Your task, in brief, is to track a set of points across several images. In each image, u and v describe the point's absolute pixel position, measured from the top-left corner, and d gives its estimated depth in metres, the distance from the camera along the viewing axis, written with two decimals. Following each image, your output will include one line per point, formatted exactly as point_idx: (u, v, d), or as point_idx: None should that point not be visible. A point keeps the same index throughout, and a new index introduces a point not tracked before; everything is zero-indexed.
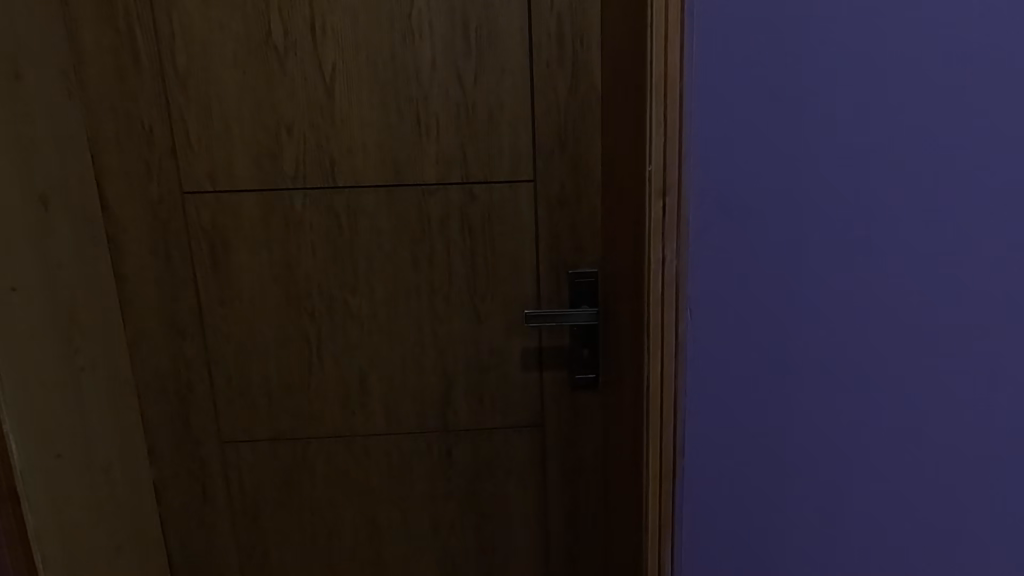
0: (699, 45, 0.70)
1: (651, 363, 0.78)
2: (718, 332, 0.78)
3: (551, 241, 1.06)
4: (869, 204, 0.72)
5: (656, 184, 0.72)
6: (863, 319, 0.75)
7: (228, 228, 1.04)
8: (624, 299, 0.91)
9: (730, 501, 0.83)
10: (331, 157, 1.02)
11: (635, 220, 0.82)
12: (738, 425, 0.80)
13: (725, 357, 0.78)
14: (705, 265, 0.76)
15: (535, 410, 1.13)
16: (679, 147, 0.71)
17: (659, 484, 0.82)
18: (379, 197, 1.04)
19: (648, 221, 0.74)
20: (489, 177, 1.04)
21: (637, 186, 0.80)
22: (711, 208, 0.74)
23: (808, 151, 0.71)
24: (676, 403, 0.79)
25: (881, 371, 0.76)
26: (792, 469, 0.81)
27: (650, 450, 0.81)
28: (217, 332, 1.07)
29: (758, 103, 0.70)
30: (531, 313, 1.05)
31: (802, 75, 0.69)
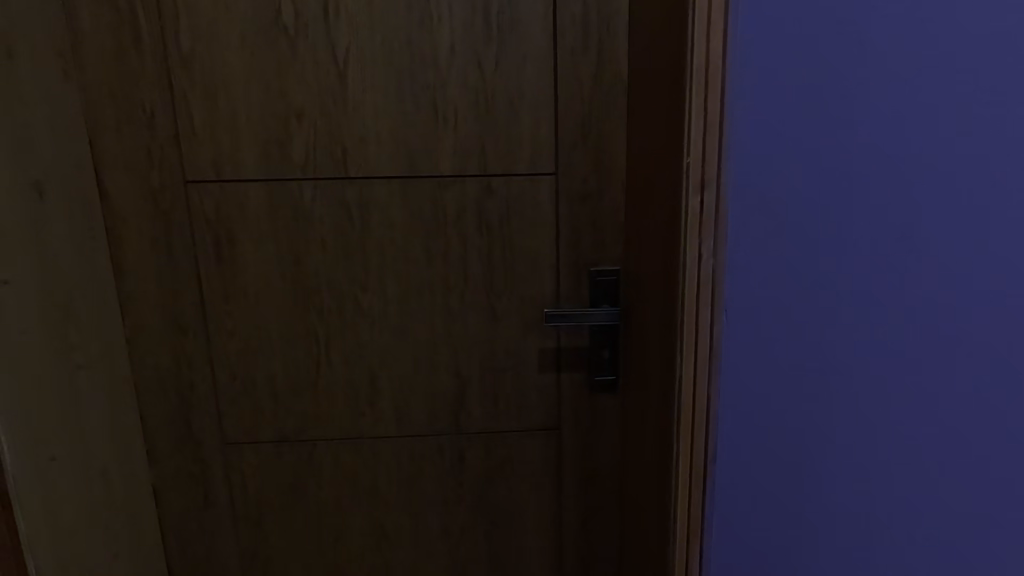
0: (740, 49, 0.74)
1: (683, 367, 0.77)
2: (754, 322, 0.81)
3: (572, 237, 1.02)
4: (913, 200, 0.72)
5: (695, 179, 0.71)
6: (902, 315, 0.76)
7: (233, 219, 0.99)
8: (647, 301, 0.89)
9: (760, 488, 0.85)
10: (343, 147, 0.97)
11: (666, 216, 0.79)
12: (770, 414, 0.83)
13: (760, 347, 0.81)
14: (739, 271, 0.79)
15: (551, 413, 1.09)
16: (719, 145, 0.70)
17: (688, 486, 0.80)
18: (392, 189, 0.99)
19: (686, 217, 0.72)
20: (508, 169, 0.99)
21: (669, 181, 0.77)
22: (750, 202, 0.77)
23: (851, 149, 0.73)
24: (708, 405, 0.78)
25: (922, 369, 0.76)
26: (829, 476, 0.82)
27: (681, 451, 0.79)
28: (221, 328, 1.02)
29: (802, 103, 0.73)
30: (550, 313, 1.00)
31: (845, 92, 0.72)
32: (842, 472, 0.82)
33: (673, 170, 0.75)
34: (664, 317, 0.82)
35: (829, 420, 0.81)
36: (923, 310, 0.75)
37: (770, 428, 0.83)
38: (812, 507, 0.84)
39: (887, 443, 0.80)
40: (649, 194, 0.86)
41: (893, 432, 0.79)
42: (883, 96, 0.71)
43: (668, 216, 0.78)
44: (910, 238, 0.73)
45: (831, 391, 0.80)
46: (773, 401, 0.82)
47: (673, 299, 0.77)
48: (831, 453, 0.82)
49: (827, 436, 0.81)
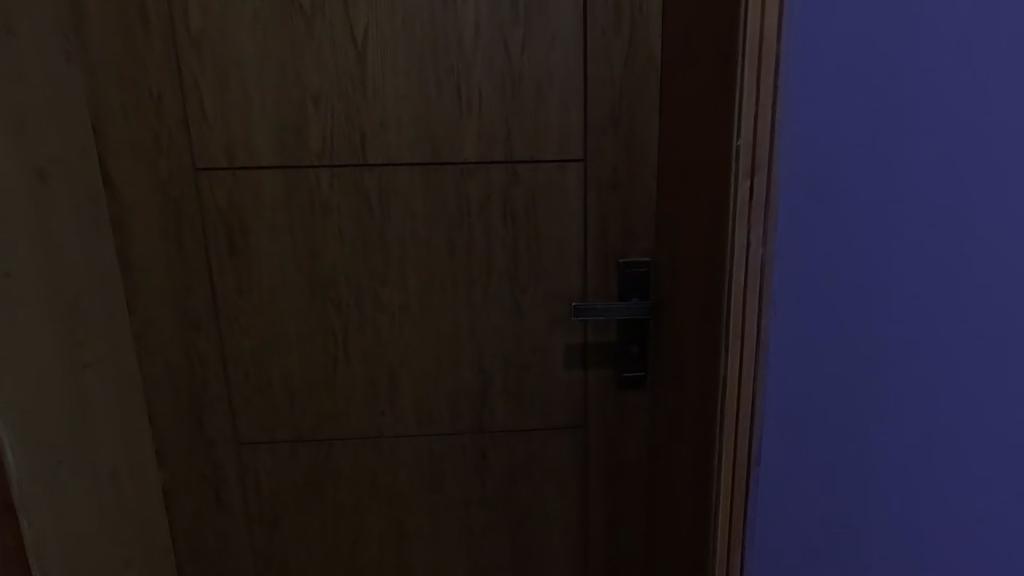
0: (800, 24, 0.69)
1: (727, 365, 0.73)
2: (802, 315, 0.76)
3: (600, 228, 0.98)
4: (960, 191, 0.73)
5: (745, 165, 0.67)
6: (945, 303, 0.76)
7: (246, 209, 0.94)
8: (685, 297, 0.85)
9: (804, 485, 0.82)
10: (362, 133, 0.92)
11: (709, 206, 0.75)
12: (816, 410, 0.79)
13: (808, 342, 0.77)
14: (788, 261, 0.75)
15: (577, 410, 1.05)
16: (771, 130, 0.67)
17: (732, 485, 0.77)
18: (413, 178, 0.94)
19: (735, 205, 0.68)
20: (534, 156, 0.95)
21: (714, 168, 0.73)
22: (801, 189, 0.73)
23: (904, 136, 0.71)
24: (754, 401, 0.74)
25: (962, 357, 0.78)
26: (868, 469, 0.82)
27: (723, 451, 0.76)
28: (233, 324, 0.98)
29: (858, 86, 0.70)
30: (579, 307, 0.96)
31: (900, 73, 0.70)
32: (884, 461, 0.82)
33: (719, 156, 0.71)
34: (704, 313, 0.78)
35: (874, 411, 0.80)
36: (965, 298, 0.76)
37: (816, 425, 0.80)
38: (853, 500, 0.83)
39: (927, 431, 0.80)
40: (689, 183, 0.82)
41: (933, 420, 0.80)
42: (938, 83, 0.70)
43: (711, 205, 0.74)
44: (956, 228, 0.74)
45: (878, 383, 0.79)
46: (820, 397, 0.79)
47: (717, 294, 0.73)
48: (875, 446, 0.81)
49: (871, 428, 0.80)
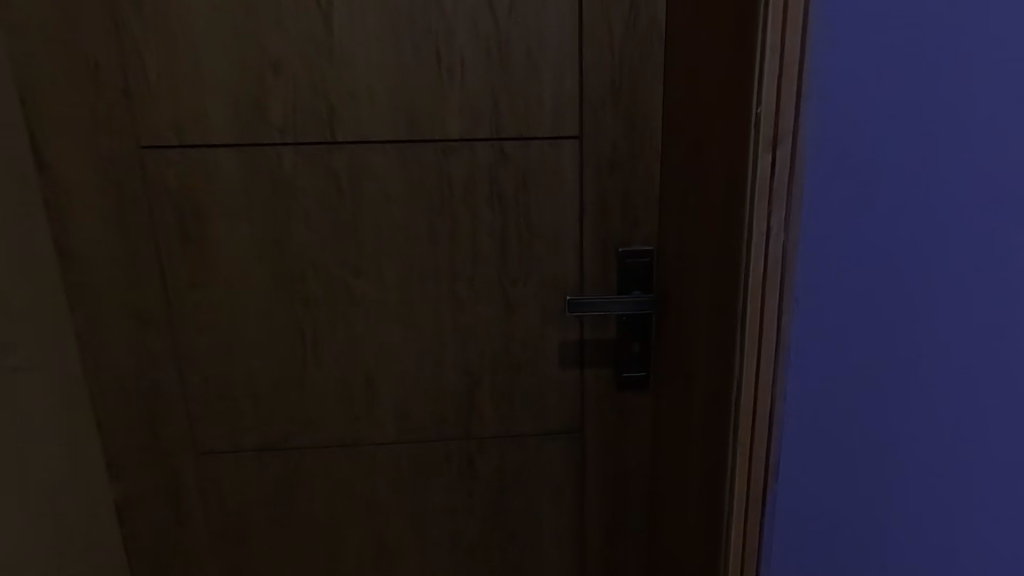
0: None
1: (744, 367, 0.64)
2: (827, 309, 0.67)
3: (598, 213, 0.88)
4: (1006, 165, 0.64)
5: (767, 135, 0.58)
6: (986, 293, 0.67)
7: (200, 193, 0.83)
8: (693, 289, 0.76)
9: (827, 498, 0.73)
10: (330, 106, 0.82)
11: (722, 184, 0.65)
12: (840, 414, 0.71)
13: (833, 339, 0.68)
14: (814, 248, 0.65)
15: (573, 413, 0.96)
16: (798, 93, 0.58)
17: (748, 498, 0.69)
18: (389, 157, 0.84)
19: (754, 183, 0.59)
20: (524, 133, 0.85)
21: (728, 141, 0.64)
22: (829, 164, 0.63)
23: (947, 101, 0.62)
24: (773, 406, 0.66)
25: (1001, 353, 0.69)
26: (896, 478, 0.74)
27: (738, 461, 0.67)
28: (189, 321, 0.88)
29: (896, 42, 0.60)
30: (575, 301, 0.87)
31: (943, 27, 0.60)
32: (913, 470, 0.73)
33: (734, 126, 0.62)
34: (716, 307, 0.69)
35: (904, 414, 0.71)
36: (1008, 287, 0.67)
37: (840, 430, 0.71)
38: (878, 511, 0.75)
39: (961, 436, 0.72)
40: (698, 160, 0.72)
41: (967, 423, 0.72)
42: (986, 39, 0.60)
43: (725, 184, 0.65)
44: (1002, 207, 0.65)
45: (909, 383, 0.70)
46: (844, 400, 0.70)
47: (731, 286, 0.64)
48: (903, 452, 0.73)
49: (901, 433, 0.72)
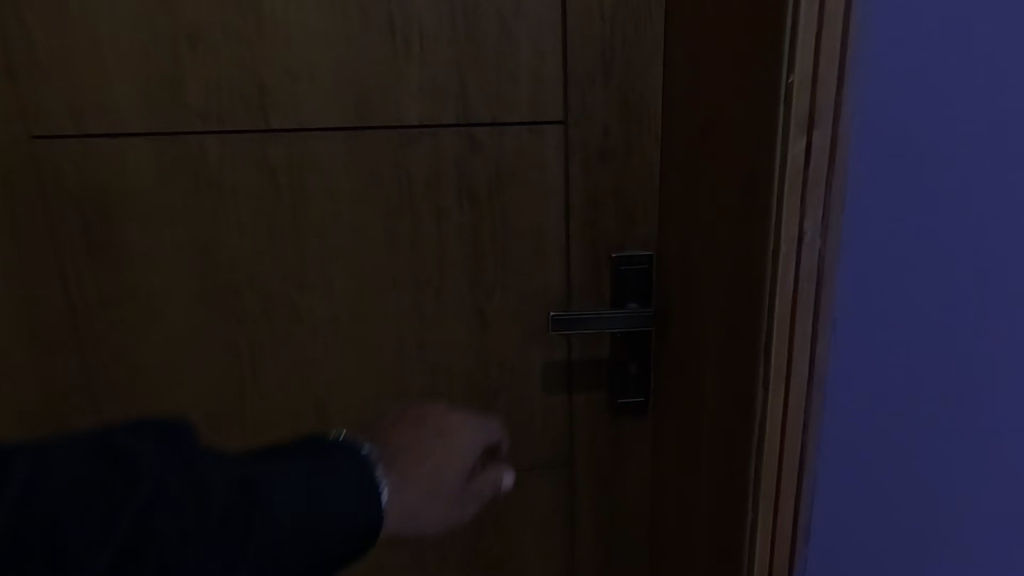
0: None
1: (770, 407, 0.52)
2: (880, 330, 0.53)
3: (587, 212, 0.74)
4: None
5: (800, 118, 0.45)
6: None
7: (106, 192, 0.69)
8: (701, 306, 0.63)
9: (875, 559, 0.60)
10: (261, 85, 0.67)
11: (738, 181, 0.52)
12: (895, 458, 0.56)
13: (887, 368, 0.54)
14: (864, 254, 0.51)
15: (559, 445, 0.83)
16: (840, 62, 0.45)
17: (771, 555, 0.57)
18: (335, 147, 0.70)
19: (784, 180, 0.46)
20: (496, 116, 0.71)
21: (745, 126, 0.51)
22: (883, 145, 0.49)
23: None
24: (804, 447, 0.54)
25: None
26: (964, 535, 0.59)
27: (760, 514, 0.55)
28: (102, 345, 0.74)
29: None
30: (560, 317, 0.73)
31: None
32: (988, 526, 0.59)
33: (754, 108, 0.49)
34: (730, 333, 0.56)
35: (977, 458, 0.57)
36: None
37: (894, 479, 0.57)
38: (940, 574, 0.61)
39: None
40: (706, 150, 0.59)
41: None
42: None
43: (742, 181, 0.52)
44: None
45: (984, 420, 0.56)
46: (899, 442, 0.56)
47: (750, 308, 0.51)
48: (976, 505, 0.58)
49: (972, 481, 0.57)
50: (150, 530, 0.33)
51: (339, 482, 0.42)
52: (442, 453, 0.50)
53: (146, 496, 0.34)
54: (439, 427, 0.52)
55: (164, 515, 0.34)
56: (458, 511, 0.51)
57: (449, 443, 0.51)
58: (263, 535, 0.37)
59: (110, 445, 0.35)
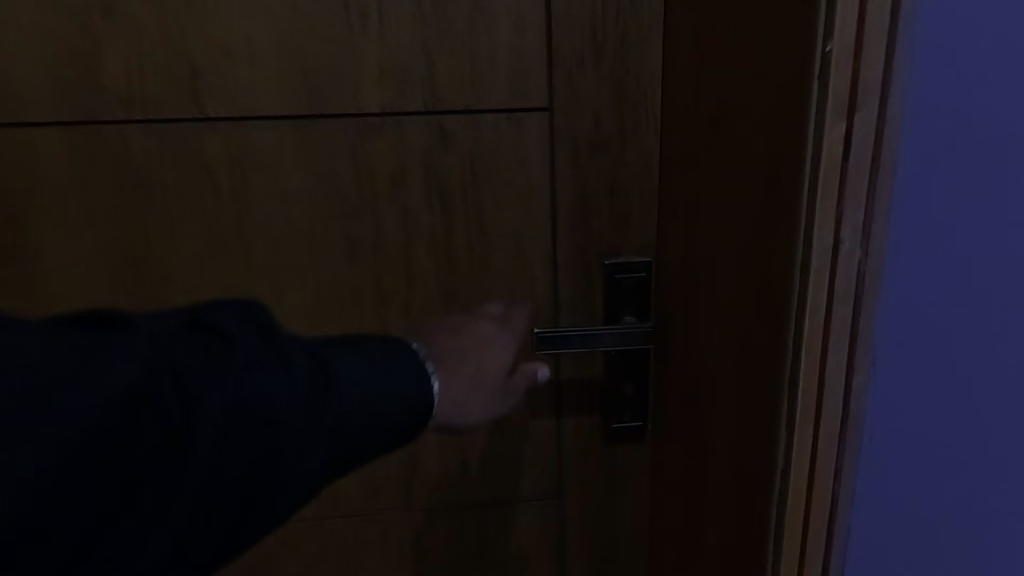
0: None
1: (795, 453, 0.43)
2: (939, 361, 0.42)
3: (576, 214, 0.65)
4: None
5: (841, 98, 0.36)
6: None
7: (16, 193, 0.59)
8: (709, 325, 0.53)
9: None
10: (192, 67, 0.57)
11: (760, 177, 0.43)
12: (947, 512, 0.47)
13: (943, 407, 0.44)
14: (925, 268, 0.40)
15: (547, 475, 0.74)
16: (891, 26, 0.35)
17: None
18: (283, 140, 0.60)
19: (818, 176, 0.37)
20: (470, 103, 0.61)
21: (770, 110, 0.41)
22: (958, 127, 0.37)
23: None
24: (835, 502, 0.44)
25: None
26: None
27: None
28: None
29: None
30: (545, 333, 0.64)
31: None
32: None
33: (782, 86, 0.39)
34: (746, 359, 0.47)
35: None
36: None
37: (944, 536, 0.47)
38: None
39: None
40: (717, 141, 0.49)
41: None
42: None
43: (764, 177, 0.42)
44: None
45: None
46: (953, 493, 0.46)
47: (773, 333, 0.42)
48: None
49: None
50: (246, 388, 0.35)
51: (408, 372, 0.41)
52: (471, 343, 0.48)
53: (242, 360, 0.35)
54: (457, 323, 0.50)
55: (256, 378, 0.35)
56: (498, 405, 0.48)
57: (476, 334, 0.49)
58: (348, 397, 0.38)
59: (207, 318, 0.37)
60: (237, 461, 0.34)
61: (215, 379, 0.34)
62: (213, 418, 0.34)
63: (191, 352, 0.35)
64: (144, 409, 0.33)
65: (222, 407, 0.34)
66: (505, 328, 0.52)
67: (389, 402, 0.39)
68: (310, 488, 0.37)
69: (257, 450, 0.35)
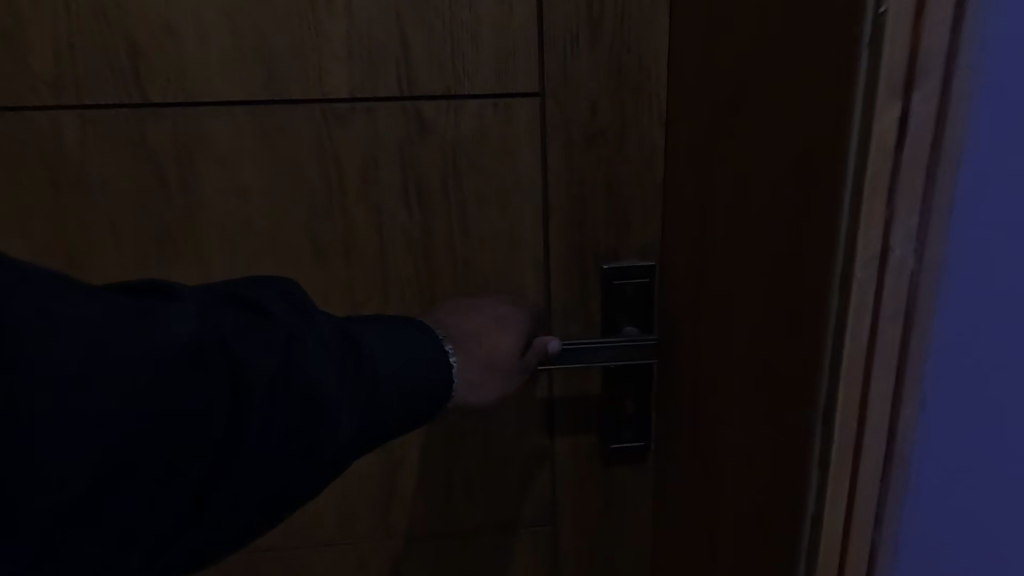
0: None
1: (831, 500, 0.36)
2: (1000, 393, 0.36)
3: (571, 213, 0.58)
4: None
5: (897, 74, 0.29)
6: None
7: None
8: (726, 342, 0.47)
9: None
10: (131, 45, 0.50)
11: (793, 174, 0.36)
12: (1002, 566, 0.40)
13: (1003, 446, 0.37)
14: (991, 284, 0.33)
15: (540, 500, 0.67)
16: None
17: None
18: (238, 129, 0.53)
19: (867, 172, 0.30)
20: (451, 88, 0.54)
21: (806, 92, 0.34)
22: None
23: None
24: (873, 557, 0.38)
25: None
26: None
27: None
28: None
29: None
30: (567, 346, 0.57)
31: None
32: None
33: (822, 63, 0.32)
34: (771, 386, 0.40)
35: None
36: None
37: None
38: None
39: None
40: (739, 132, 0.43)
41: None
42: None
43: (798, 174, 0.35)
44: None
45: None
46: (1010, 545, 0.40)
47: (807, 360, 0.35)
48: None
49: None
50: (295, 363, 0.35)
51: (433, 359, 0.42)
52: (482, 329, 0.51)
53: (292, 337, 0.36)
54: (461, 311, 0.52)
55: (305, 355, 0.36)
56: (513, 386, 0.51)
57: (484, 319, 0.52)
58: (382, 377, 0.39)
59: (253, 296, 0.37)
60: (280, 434, 0.35)
61: (266, 354, 0.35)
62: (263, 391, 0.34)
63: (243, 330, 0.35)
64: (193, 380, 0.32)
65: (271, 386, 0.35)
66: (511, 318, 0.54)
67: (418, 391, 0.41)
68: (342, 463, 0.38)
69: (299, 425, 0.35)
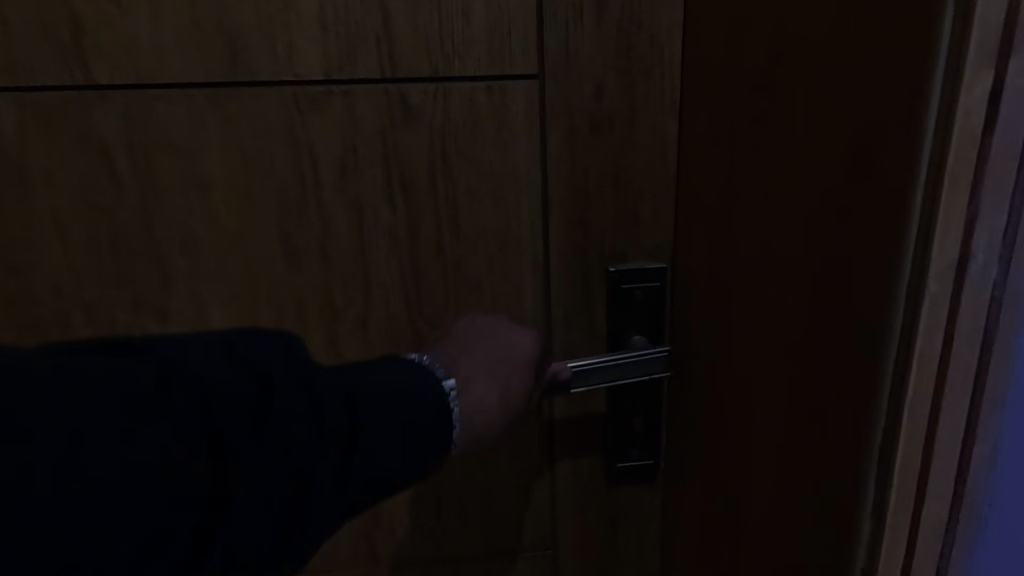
0: None
1: (886, 554, 0.30)
2: None
3: (574, 209, 0.52)
4: None
5: (989, 44, 0.23)
6: None
7: None
8: (752, 363, 0.41)
9: None
10: (72, 17, 0.44)
11: (842, 170, 0.30)
12: None
13: None
14: None
15: (539, 524, 0.62)
16: None
17: None
18: (198, 114, 0.47)
19: (947, 164, 0.24)
20: (438, 68, 0.47)
21: (862, 69, 0.28)
22: None
23: None
24: None
25: None
26: None
27: None
28: None
29: None
30: (584, 367, 0.52)
31: None
32: None
33: (886, 34, 0.27)
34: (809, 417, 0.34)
35: None
36: None
37: None
38: None
39: None
40: (772, 121, 0.37)
41: None
42: None
43: (849, 171, 0.30)
44: None
45: None
46: None
47: (858, 392, 0.30)
48: None
49: None
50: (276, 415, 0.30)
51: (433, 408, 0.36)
52: (498, 344, 0.48)
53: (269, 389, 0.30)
54: (478, 327, 0.50)
55: (286, 408, 0.30)
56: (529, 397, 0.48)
57: (501, 335, 0.49)
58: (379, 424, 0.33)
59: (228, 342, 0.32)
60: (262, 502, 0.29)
61: (241, 409, 0.30)
62: (238, 453, 0.29)
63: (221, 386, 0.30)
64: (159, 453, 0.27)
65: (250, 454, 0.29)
66: (518, 338, 0.49)
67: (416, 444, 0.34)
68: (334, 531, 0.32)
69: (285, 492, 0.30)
